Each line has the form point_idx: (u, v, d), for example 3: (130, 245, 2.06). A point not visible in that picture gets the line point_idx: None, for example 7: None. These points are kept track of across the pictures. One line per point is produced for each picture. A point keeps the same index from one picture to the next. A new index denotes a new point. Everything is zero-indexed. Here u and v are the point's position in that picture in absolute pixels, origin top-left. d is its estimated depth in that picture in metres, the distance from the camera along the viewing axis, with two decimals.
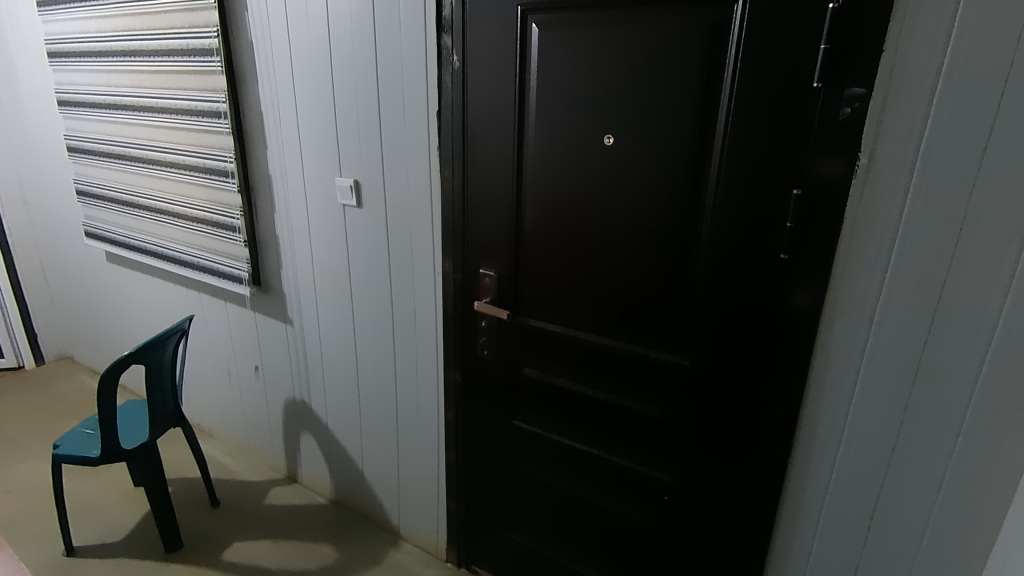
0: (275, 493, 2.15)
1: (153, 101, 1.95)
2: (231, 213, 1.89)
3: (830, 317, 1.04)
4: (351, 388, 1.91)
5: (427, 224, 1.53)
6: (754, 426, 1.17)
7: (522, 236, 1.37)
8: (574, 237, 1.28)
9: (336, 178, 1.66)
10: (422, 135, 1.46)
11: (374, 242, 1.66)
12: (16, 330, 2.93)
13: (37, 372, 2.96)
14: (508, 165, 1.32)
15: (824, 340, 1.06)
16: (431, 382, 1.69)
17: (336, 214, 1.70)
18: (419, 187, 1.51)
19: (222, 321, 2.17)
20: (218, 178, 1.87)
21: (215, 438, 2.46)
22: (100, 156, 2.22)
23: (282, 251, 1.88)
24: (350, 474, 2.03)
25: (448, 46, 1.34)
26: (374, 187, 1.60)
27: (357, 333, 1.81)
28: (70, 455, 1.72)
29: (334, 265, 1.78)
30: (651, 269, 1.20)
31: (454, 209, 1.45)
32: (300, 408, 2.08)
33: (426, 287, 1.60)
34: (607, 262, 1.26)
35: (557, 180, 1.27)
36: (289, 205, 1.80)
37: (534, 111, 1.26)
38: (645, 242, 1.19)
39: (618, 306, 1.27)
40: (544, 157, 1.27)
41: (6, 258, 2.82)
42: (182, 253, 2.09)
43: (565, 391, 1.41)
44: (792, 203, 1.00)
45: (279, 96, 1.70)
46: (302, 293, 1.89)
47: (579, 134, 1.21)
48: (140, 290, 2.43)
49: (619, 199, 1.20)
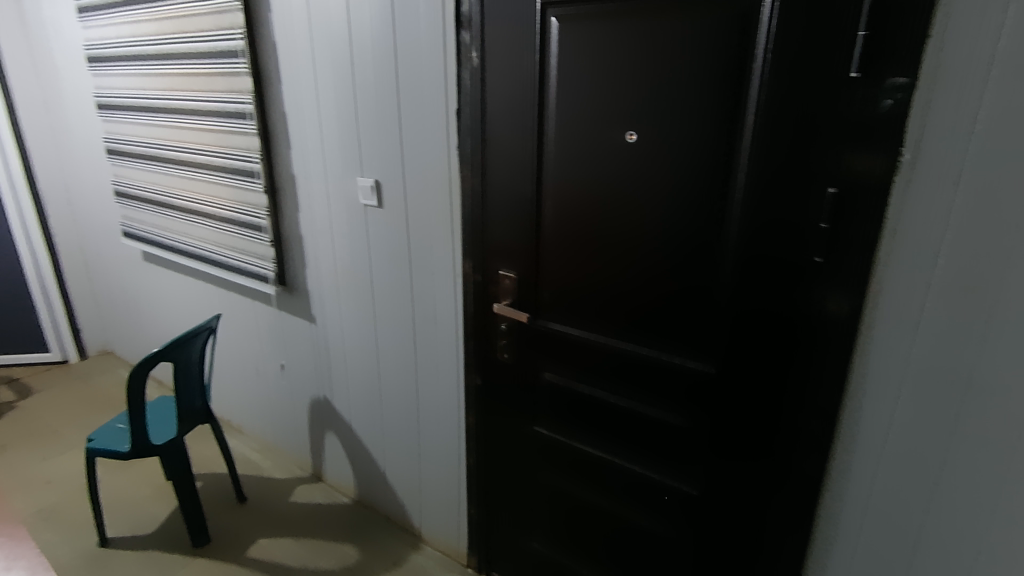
0: (300, 492, 2.17)
1: (184, 103, 1.99)
2: (257, 213, 1.91)
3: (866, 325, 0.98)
4: (372, 388, 1.91)
5: (447, 224, 1.51)
6: (783, 439, 1.10)
7: (541, 238, 1.33)
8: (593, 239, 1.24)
9: (357, 178, 1.65)
10: (441, 134, 1.44)
11: (395, 243, 1.64)
12: (62, 326, 3.05)
13: (81, 366, 3.08)
14: (527, 164, 1.29)
15: (859, 350, 0.99)
16: (451, 384, 1.67)
17: (357, 214, 1.70)
18: (439, 186, 1.49)
19: (250, 320, 2.20)
20: (245, 179, 1.89)
21: (244, 435, 2.50)
22: (136, 158, 2.28)
23: (306, 252, 1.89)
24: (372, 474, 2.03)
25: (467, 43, 1.31)
26: (394, 186, 1.58)
27: (379, 334, 1.81)
28: (103, 449, 1.77)
29: (356, 265, 1.78)
30: (674, 272, 1.15)
31: (472, 210, 1.42)
32: (323, 407, 2.09)
33: (445, 289, 1.58)
34: (627, 264, 1.21)
35: (577, 178, 1.22)
36: (312, 205, 1.81)
37: (553, 109, 1.22)
38: (668, 243, 1.14)
39: (639, 310, 1.22)
40: (562, 155, 1.23)
41: (52, 257, 2.94)
42: (212, 253, 2.13)
43: (584, 397, 1.37)
44: (826, 202, 0.94)
45: (302, 96, 1.71)
46: (325, 294, 1.90)
47: (598, 132, 1.17)
48: (173, 289, 2.50)
49: (640, 198, 1.15)
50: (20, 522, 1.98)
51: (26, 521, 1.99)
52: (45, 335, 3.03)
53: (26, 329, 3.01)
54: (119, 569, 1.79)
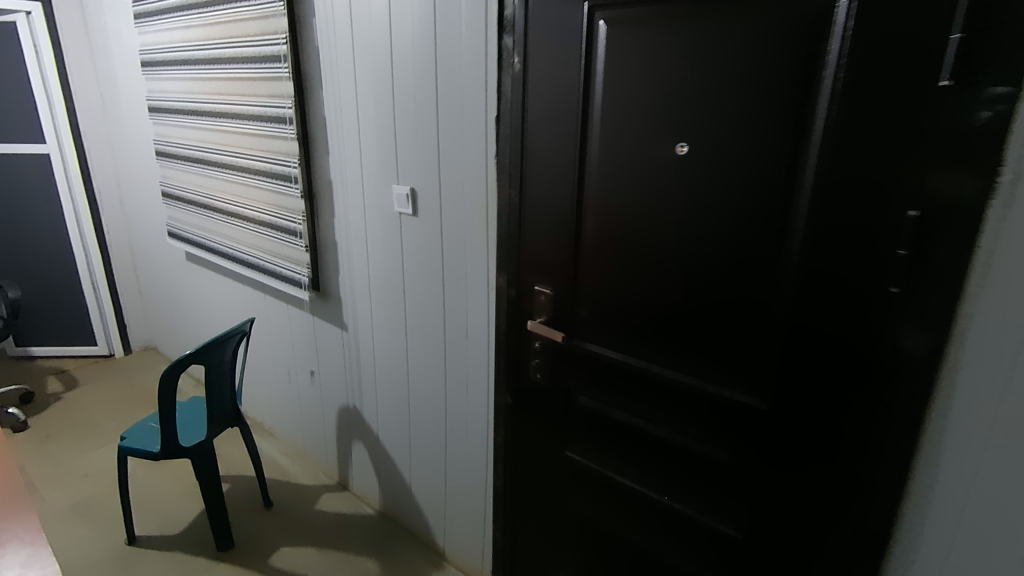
0: (326, 500, 2.15)
1: (228, 107, 2.01)
2: (293, 218, 1.90)
3: (949, 364, 0.86)
4: (401, 400, 1.86)
5: (482, 236, 1.45)
6: (845, 487, 0.99)
7: (581, 253, 1.25)
8: (637, 256, 1.16)
9: (393, 185, 1.62)
10: (480, 141, 1.38)
11: (429, 253, 1.60)
12: (110, 321, 3.12)
13: (125, 361, 3.16)
14: (568, 174, 1.22)
15: (940, 391, 0.88)
16: (481, 400, 1.61)
17: (392, 222, 1.66)
18: (475, 196, 1.43)
19: (284, 324, 2.20)
20: (283, 183, 1.89)
21: (274, 437, 2.50)
22: (182, 160, 2.32)
23: (341, 258, 1.87)
24: (398, 487, 1.98)
25: (509, 48, 1.25)
26: (430, 195, 1.54)
27: (410, 345, 1.77)
28: (135, 448, 1.78)
29: (389, 274, 1.74)
30: (725, 295, 1.05)
31: (509, 222, 1.36)
32: (352, 416, 2.07)
33: (478, 302, 1.52)
34: (673, 285, 1.12)
35: (622, 191, 1.14)
36: (348, 212, 1.78)
37: (598, 117, 1.14)
38: (720, 264, 1.05)
39: (684, 335, 1.13)
40: (606, 166, 1.15)
41: (103, 254, 3.03)
42: (249, 256, 2.14)
43: (621, 424, 1.28)
44: (905, 226, 0.83)
45: (341, 101, 1.69)
46: (358, 302, 1.87)
47: (645, 142, 1.09)
48: (213, 290, 2.53)
49: (689, 215, 1.06)
50: (56, 515, 2.02)
51: (62, 514, 2.03)
52: (93, 329, 3.12)
53: (77, 323, 3.10)
54: (145, 570, 1.80)
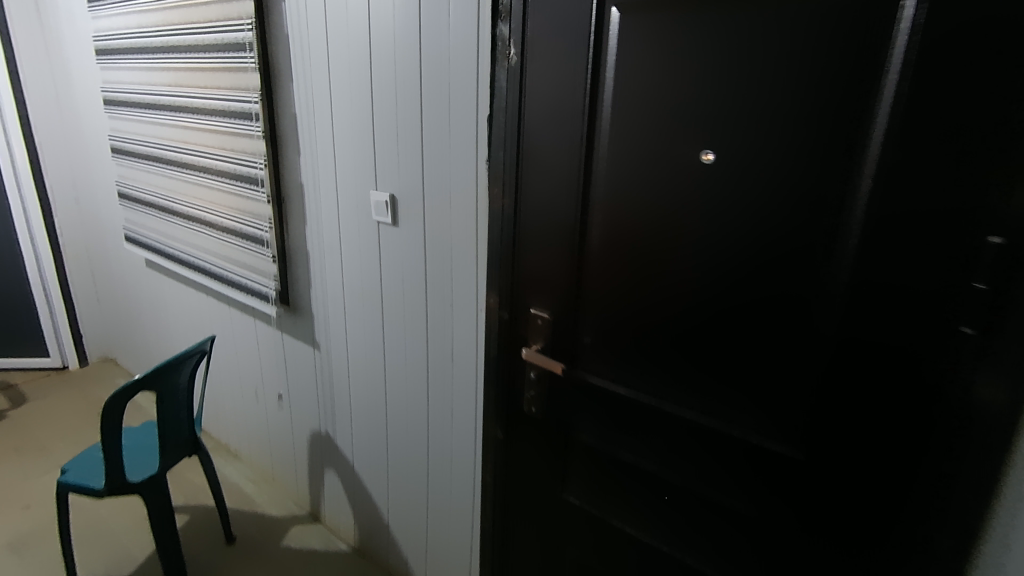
0: (294, 534, 1.97)
1: (189, 101, 1.82)
2: (260, 225, 1.71)
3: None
4: (379, 428, 1.69)
5: (472, 250, 1.29)
6: (899, 552, 0.85)
7: (585, 274, 1.09)
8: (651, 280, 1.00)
9: (371, 191, 1.44)
10: (470, 145, 1.22)
11: (411, 268, 1.43)
12: (62, 330, 2.90)
13: (81, 374, 2.93)
14: (571, 184, 1.06)
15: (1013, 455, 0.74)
16: (468, 432, 1.45)
17: (370, 232, 1.49)
18: (465, 205, 1.27)
19: (251, 339, 2.01)
20: (248, 186, 1.70)
21: (240, 461, 2.31)
22: (139, 158, 2.12)
23: (313, 270, 1.69)
24: (374, 521, 1.81)
25: (505, 38, 1.09)
26: (412, 203, 1.37)
27: (388, 368, 1.60)
28: (76, 484, 1.59)
29: (366, 289, 1.57)
30: (756, 327, 0.91)
31: (502, 236, 1.20)
32: (325, 443, 1.89)
33: (466, 323, 1.36)
34: (694, 313, 0.97)
35: (635, 204, 0.99)
36: (321, 219, 1.61)
37: (608, 118, 0.99)
38: (751, 292, 0.90)
39: (705, 370, 0.98)
40: (616, 176, 1.00)
41: (56, 258, 2.80)
42: (212, 265, 1.95)
43: (629, 467, 1.13)
44: (985, 255, 0.70)
45: (314, 96, 1.51)
46: (331, 319, 1.69)
47: (664, 149, 0.93)
48: (174, 300, 2.32)
49: (715, 233, 0.91)
50: None
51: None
52: (45, 338, 2.88)
53: (27, 333, 2.87)
54: None
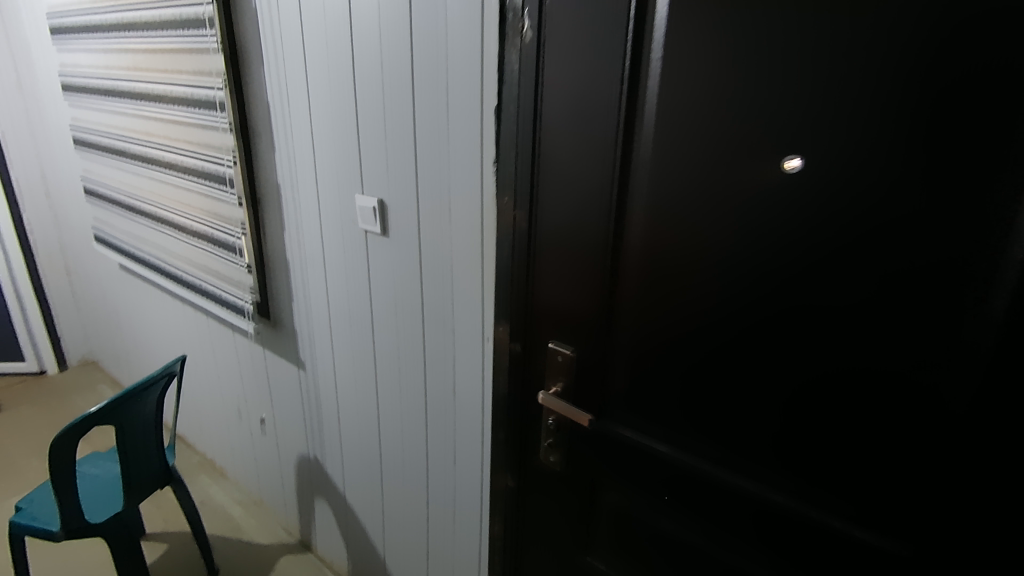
0: (283, 566, 1.79)
1: (149, 87, 1.59)
2: (232, 230, 1.50)
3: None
4: (372, 460, 1.50)
5: (476, 271, 1.07)
6: None
7: (615, 310, 0.87)
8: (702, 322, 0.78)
9: (356, 196, 1.22)
10: (474, 144, 0.99)
11: (405, 286, 1.22)
12: (38, 332, 2.71)
13: (60, 379, 2.75)
14: (599, 198, 0.83)
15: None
16: (473, 474, 1.25)
17: (356, 244, 1.27)
18: (468, 217, 1.05)
19: (231, 353, 1.81)
20: (217, 186, 1.48)
21: (227, 479, 2.13)
22: (102, 151, 1.90)
23: (294, 282, 1.48)
24: (369, 560, 1.63)
25: (517, 10, 0.86)
26: (405, 211, 1.15)
27: (381, 396, 1.39)
28: (29, 525, 1.40)
29: (354, 308, 1.35)
30: (845, 393, 0.69)
31: (511, 257, 0.98)
32: (313, 469, 1.70)
33: (469, 354, 1.15)
34: (757, 368, 0.75)
35: (683, 228, 0.77)
36: (301, 225, 1.39)
37: (651, 114, 0.75)
38: (841, 348, 0.68)
39: (770, 438, 0.77)
40: (660, 190, 0.77)
41: (27, 257, 2.60)
42: (184, 272, 1.74)
43: (669, 538, 0.92)
44: None
45: (287, 82, 1.28)
46: (316, 337, 1.49)
47: (728, 157, 0.70)
48: (151, 306, 2.12)
49: (794, 269, 0.69)
50: None
51: None
52: (20, 342, 2.70)
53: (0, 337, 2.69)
54: None
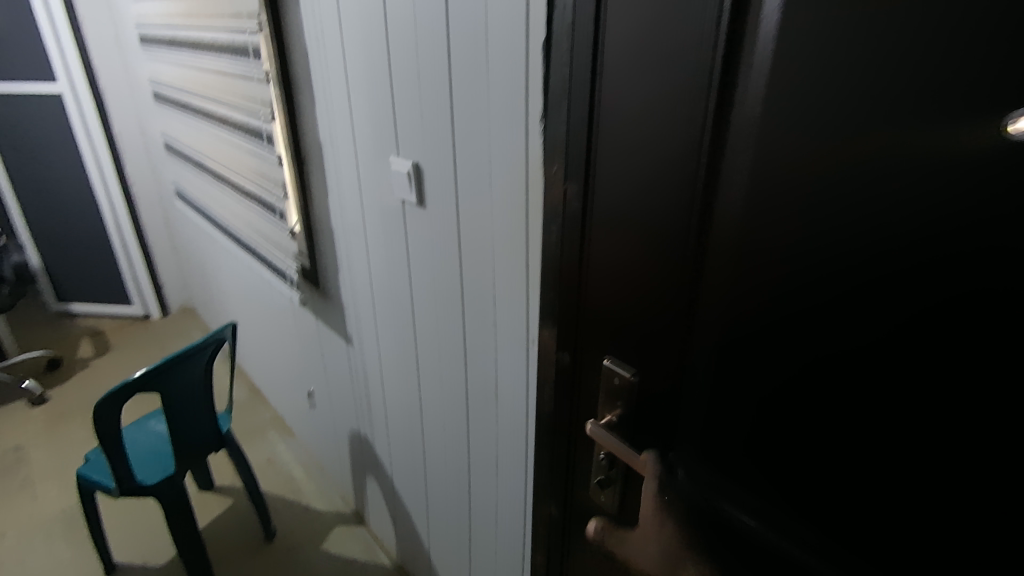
0: (335, 536, 1.75)
1: (200, 35, 1.48)
2: (278, 192, 1.38)
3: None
4: (416, 449, 1.37)
5: (521, 257, 0.86)
6: None
7: (688, 351, 0.59)
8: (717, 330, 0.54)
9: (392, 158, 1.04)
10: (519, 95, 0.77)
11: (442, 265, 1.03)
12: (142, 280, 2.87)
13: (161, 324, 2.92)
14: (673, 179, 0.54)
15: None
16: (517, 486, 1.08)
17: (394, 215, 1.10)
18: (513, 188, 0.83)
19: (290, 318, 1.75)
20: (261, 142, 1.36)
21: (294, 439, 2.14)
22: (171, 104, 1.86)
23: (339, 250, 1.34)
24: (416, 547, 1.53)
25: None
26: (442, 178, 0.95)
27: (422, 385, 1.25)
28: (91, 479, 1.43)
29: (396, 285, 1.18)
30: (905, 473, 0.43)
31: (557, 247, 0.74)
32: (364, 446, 1.62)
33: (514, 353, 0.95)
34: (784, 408, 0.50)
35: (797, 244, 0.45)
36: (342, 189, 1.23)
37: (772, 23, 0.44)
38: (986, 401, 0.38)
39: (786, 504, 0.53)
40: (760, 169, 0.47)
41: (130, 208, 2.73)
42: (241, 232, 1.67)
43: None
44: None
45: (322, 20, 1.09)
46: (360, 312, 1.36)
47: (897, 106, 0.38)
48: (225, 263, 2.13)
49: (955, 269, 0.38)
50: (40, 526, 1.76)
51: (45, 521, 1.77)
52: (127, 288, 2.88)
53: (109, 282, 2.88)
54: None
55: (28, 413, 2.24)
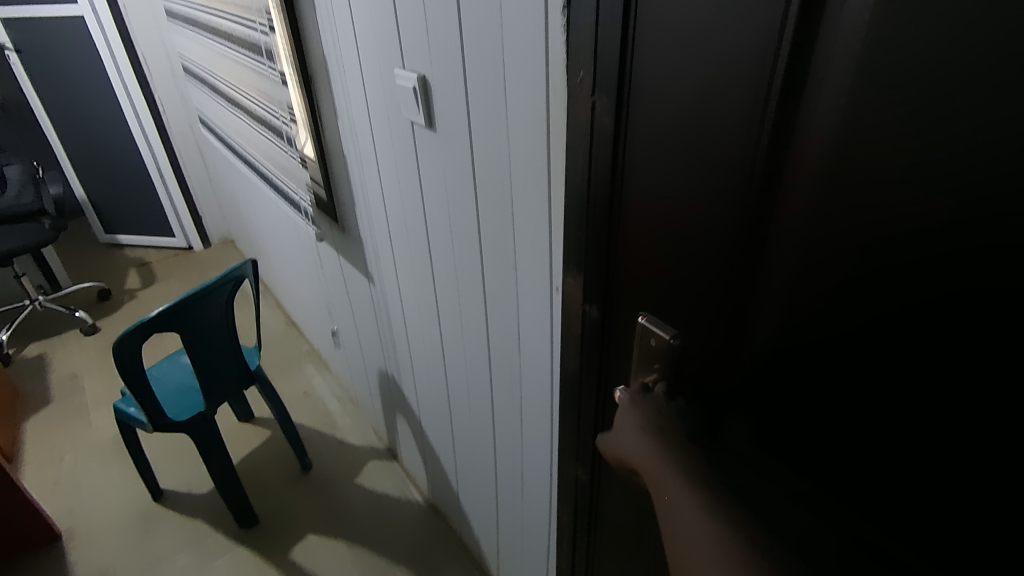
0: (369, 471, 1.76)
1: None
2: (287, 117, 1.26)
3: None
4: (441, 393, 1.30)
5: (542, 188, 0.71)
6: None
7: (741, 312, 0.45)
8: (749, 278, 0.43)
9: (397, 71, 0.88)
10: None
11: (457, 197, 0.89)
12: (182, 212, 2.88)
13: (203, 255, 2.95)
14: (747, 81, 0.38)
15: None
16: (543, 442, 0.99)
17: (405, 139, 0.96)
18: (534, 101, 0.67)
19: (314, 253, 1.67)
20: (265, 60, 1.22)
21: (329, 372, 2.14)
22: (181, 21, 1.72)
23: (353, 181, 1.22)
24: (445, 487, 1.51)
25: None
26: (452, 91, 0.80)
27: (443, 328, 1.15)
28: (126, 413, 1.44)
29: (414, 219, 1.06)
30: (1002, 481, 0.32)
31: (587, 176, 0.59)
32: (392, 386, 1.58)
33: (535, 302, 0.83)
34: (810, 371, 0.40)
35: (932, 160, 0.30)
36: (351, 112, 1.10)
37: None
38: None
39: (787, 468, 0.44)
40: (879, 54, 0.31)
41: (163, 138, 2.68)
42: (259, 162, 1.57)
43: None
44: None
45: None
46: (379, 249, 1.26)
47: None
48: (252, 195, 2.06)
49: None
50: (94, 450, 1.84)
51: (99, 446, 1.85)
52: (169, 220, 2.90)
53: (151, 214, 2.89)
54: (161, 539, 1.56)
55: (80, 342, 2.32)
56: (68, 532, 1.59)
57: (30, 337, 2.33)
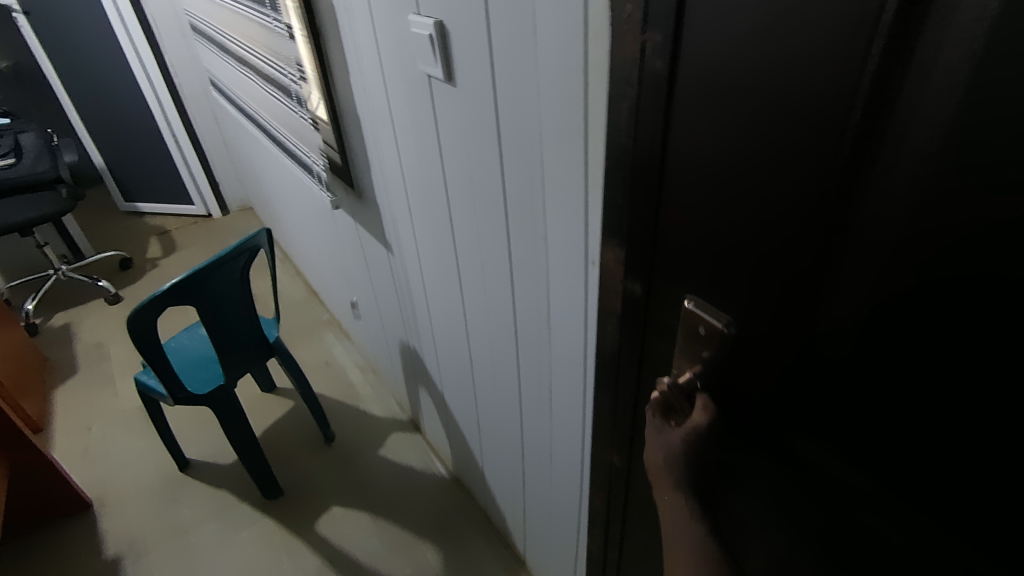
0: (392, 442, 1.74)
1: None
2: (296, 74, 1.17)
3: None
4: (464, 366, 1.24)
5: (576, 145, 0.62)
6: None
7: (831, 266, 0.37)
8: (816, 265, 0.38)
9: (410, 17, 0.79)
10: None
11: (480, 158, 0.81)
12: (200, 178, 2.83)
13: (222, 222, 2.91)
14: (846, 13, 0.31)
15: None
16: (574, 423, 0.92)
17: (421, 96, 0.87)
18: (568, 44, 0.57)
19: (330, 219, 1.61)
20: (271, 12, 1.13)
21: (350, 342, 2.10)
22: None
23: (367, 143, 1.14)
24: (469, 460, 1.47)
25: None
26: (471, 37, 0.70)
27: (466, 300, 1.08)
28: (147, 385, 1.42)
29: (432, 183, 0.98)
30: None
31: (632, 129, 0.49)
32: (413, 358, 1.52)
33: (569, 273, 0.74)
34: (872, 362, 0.37)
35: None
36: (363, 66, 1.01)
37: None
38: None
39: (825, 447, 0.42)
40: None
41: (176, 101, 2.62)
42: (270, 125, 1.50)
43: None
44: None
45: None
46: (397, 216, 1.18)
47: None
48: (266, 159, 1.99)
49: None
50: (121, 420, 1.85)
51: (125, 416, 1.85)
52: (187, 187, 2.86)
53: (169, 181, 2.86)
54: (188, 508, 1.57)
55: (104, 311, 2.32)
56: (99, 500, 1.60)
57: (56, 307, 2.34)
